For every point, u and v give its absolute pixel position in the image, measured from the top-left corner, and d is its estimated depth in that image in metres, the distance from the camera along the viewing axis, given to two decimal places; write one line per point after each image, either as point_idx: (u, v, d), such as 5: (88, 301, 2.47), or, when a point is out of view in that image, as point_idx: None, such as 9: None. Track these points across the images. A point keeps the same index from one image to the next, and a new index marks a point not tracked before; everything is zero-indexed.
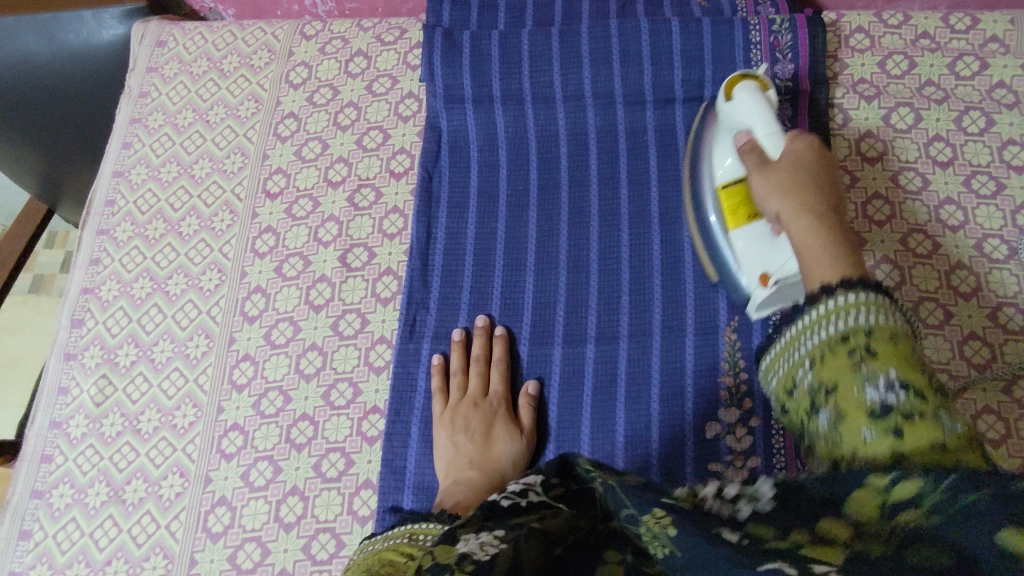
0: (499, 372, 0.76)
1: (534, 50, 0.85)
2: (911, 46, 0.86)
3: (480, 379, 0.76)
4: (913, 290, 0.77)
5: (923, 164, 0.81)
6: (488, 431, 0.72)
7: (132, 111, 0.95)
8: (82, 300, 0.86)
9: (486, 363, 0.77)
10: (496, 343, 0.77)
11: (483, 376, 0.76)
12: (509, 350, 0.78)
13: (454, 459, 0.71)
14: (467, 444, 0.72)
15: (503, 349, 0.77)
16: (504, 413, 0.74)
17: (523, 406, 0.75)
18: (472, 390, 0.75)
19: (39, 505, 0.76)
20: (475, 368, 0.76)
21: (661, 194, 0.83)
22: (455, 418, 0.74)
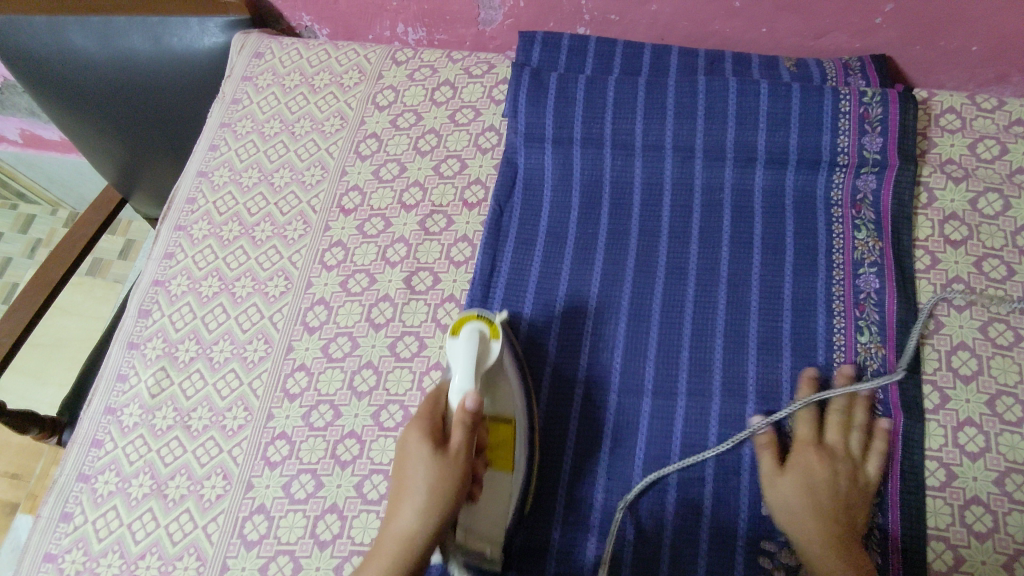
0: (879, 450, 0.70)
1: (619, 98, 0.86)
2: (1004, 131, 0.85)
3: (813, 440, 0.71)
4: (991, 382, 0.73)
5: (1011, 253, 0.79)
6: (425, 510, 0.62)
7: (223, 116, 0.99)
8: (152, 292, 0.88)
9: (852, 401, 0.73)
10: (434, 450, 0.63)
11: (862, 430, 0.71)
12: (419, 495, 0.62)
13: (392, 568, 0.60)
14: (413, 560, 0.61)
15: (465, 440, 0.64)
16: (454, 487, 0.62)
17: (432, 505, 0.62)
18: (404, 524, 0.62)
19: (83, 488, 0.77)
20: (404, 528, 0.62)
21: (732, 253, 0.81)
22: (397, 501, 0.64)
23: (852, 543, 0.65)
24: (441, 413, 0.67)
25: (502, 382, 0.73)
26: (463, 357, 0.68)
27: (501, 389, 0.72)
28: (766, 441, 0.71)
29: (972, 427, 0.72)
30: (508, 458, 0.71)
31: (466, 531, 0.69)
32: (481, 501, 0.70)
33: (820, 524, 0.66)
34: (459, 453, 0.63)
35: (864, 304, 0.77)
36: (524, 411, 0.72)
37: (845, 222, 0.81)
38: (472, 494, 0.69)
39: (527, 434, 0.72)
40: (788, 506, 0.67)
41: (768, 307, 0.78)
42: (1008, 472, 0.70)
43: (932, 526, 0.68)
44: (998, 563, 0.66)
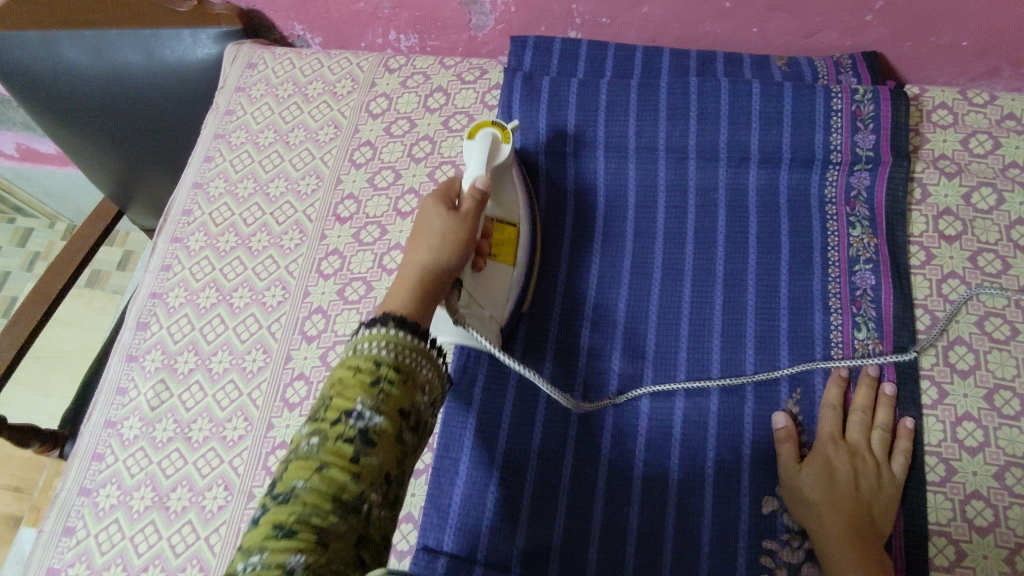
0: (903, 451, 0.71)
1: (612, 101, 0.86)
2: (996, 126, 0.85)
3: (835, 436, 0.72)
4: (989, 376, 0.73)
5: (1005, 247, 0.79)
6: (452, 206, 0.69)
7: (217, 127, 0.99)
8: (150, 304, 0.88)
9: (876, 400, 0.73)
10: (450, 209, 0.67)
11: (885, 430, 0.72)
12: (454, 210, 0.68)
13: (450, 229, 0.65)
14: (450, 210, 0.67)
15: (478, 206, 0.68)
16: (466, 235, 0.66)
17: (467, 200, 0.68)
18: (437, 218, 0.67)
19: (85, 502, 0.77)
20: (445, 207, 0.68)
21: (727, 253, 0.82)
22: (410, 245, 0.66)
23: (872, 537, 0.65)
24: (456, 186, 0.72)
25: (506, 189, 0.80)
26: (477, 151, 0.76)
27: (506, 195, 0.79)
28: (787, 434, 0.72)
29: (971, 422, 0.72)
30: (511, 250, 0.77)
31: (472, 295, 0.71)
32: (487, 278, 0.74)
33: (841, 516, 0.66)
34: (471, 214, 0.68)
35: (860, 300, 0.77)
36: (525, 221, 0.80)
37: (840, 219, 0.81)
38: (477, 279, 0.73)
39: (528, 240, 0.79)
40: (808, 500, 0.67)
41: (764, 306, 0.79)
42: (1008, 466, 0.70)
43: (933, 522, 0.68)
44: (1000, 557, 0.66)
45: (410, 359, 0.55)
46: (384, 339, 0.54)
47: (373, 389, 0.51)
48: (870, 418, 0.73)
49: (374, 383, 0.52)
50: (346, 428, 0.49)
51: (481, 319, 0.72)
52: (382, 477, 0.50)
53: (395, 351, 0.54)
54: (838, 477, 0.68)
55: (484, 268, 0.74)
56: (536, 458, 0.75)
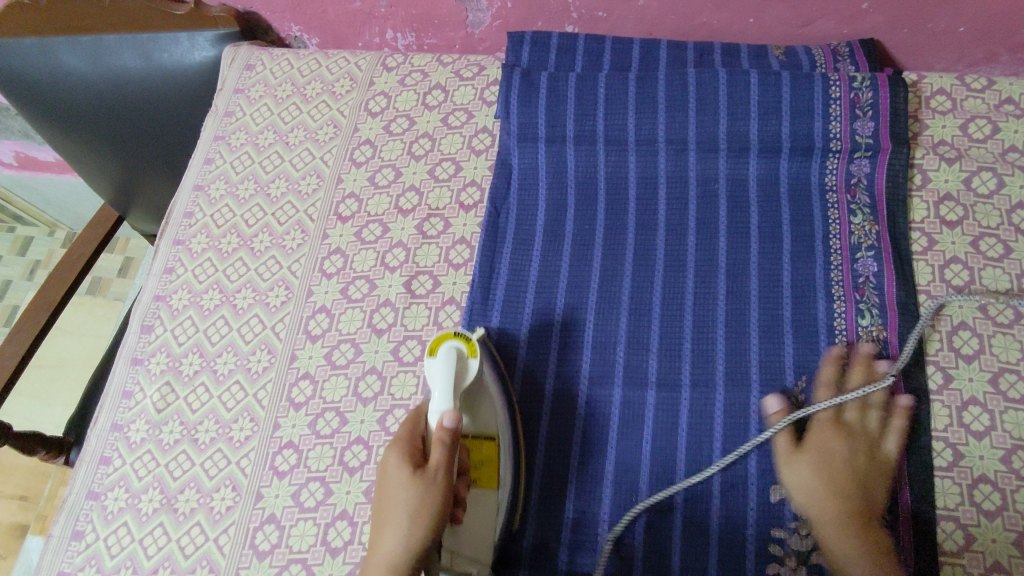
0: (900, 430, 0.70)
1: (610, 95, 0.86)
2: (995, 110, 0.85)
3: (831, 418, 0.72)
4: (993, 360, 0.74)
5: (1007, 231, 0.79)
6: (417, 500, 0.63)
7: (216, 129, 0.99)
8: (153, 307, 0.88)
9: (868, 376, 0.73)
10: (415, 472, 0.64)
11: (880, 408, 0.71)
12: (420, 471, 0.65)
13: (416, 509, 0.63)
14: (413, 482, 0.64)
15: (445, 457, 0.64)
16: (437, 500, 0.63)
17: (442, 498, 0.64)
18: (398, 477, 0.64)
19: (93, 506, 0.77)
20: (405, 475, 0.64)
21: (729, 244, 0.82)
22: (380, 525, 0.64)
23: (871, 519, 0.66)
24: (420, 433, 0.68)
25: (483, 398, 0.73)
26: (441, 377, 0.69)
27: (484, 408, 0.73)
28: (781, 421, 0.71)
29: (976, 406, 0.72)
30: (493, 476, 0.72)
31: (453, 552, 0.70)
32: (469, 524, 0.71)
33: (841, 501, 0.67)
34: (439, 469, 0.64)
35: (863, 287, 0.77)
36: (506, 430, 0.73)
37: (841, 207, 0.81)
38: (456, 539, 0.71)
39: (511, 449, 0.73)
40: (806, 486, 0.68)
41: (767, 295, 0.79)
42: (1014, 450, 0.70)
43: (941, 507, 0.69)
44: (1008, 541, 0.67)
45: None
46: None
47: None
48: (864, 398, 0.72)
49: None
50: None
51: (467, 573, 0.70)
52: None
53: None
54: (835, 461, 0.69)
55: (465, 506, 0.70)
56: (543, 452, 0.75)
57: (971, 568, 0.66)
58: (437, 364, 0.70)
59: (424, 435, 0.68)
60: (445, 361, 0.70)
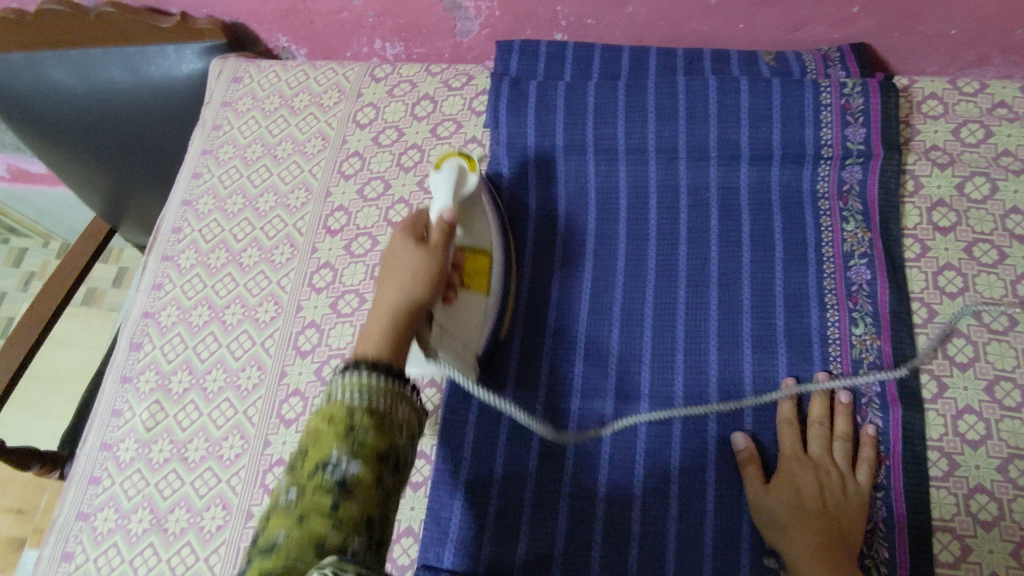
0: (867, 459, 0.70)
1: (599, 103, 0.85)
2: (987, 114, 0.84)
3: (796, 452, 0.71)
4: (988, 367, 0.73)
5: (1001, 237, 0.78)
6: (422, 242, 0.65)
7: (204, 143, 0.99)
8: (142, 324, 0.88)
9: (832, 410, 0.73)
10: (421, 242, 0.65)
11: (846, 439, 0.71)
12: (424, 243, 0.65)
13: (420, 270, 0.63)
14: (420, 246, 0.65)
15: (446, 235, 0.66)
16: (438, 267, 0.64)
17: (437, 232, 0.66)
18: (399, 246, 0.65)
19: (83, 527, 0.77)
20: (411, 246, 0.64)
21: (721, 253, 0.81)
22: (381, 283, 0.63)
23: (842, 549, 0.64)
24: (425, 218, 0.68)
25: (478, 217, 0.79)
26: (443, 185, 0.75)
27: (478, 223, 0.78)
28: (748, 456, 0.71)
29: (972, 415, 0.71)
30: (484, 280, 0.76)
31: (445, 329, 0.71)
32: (459, 308, 0.74)
33: (811, 532, 0.65)
34: (441, 246, 0.65)
35: (856, 296, 0.76)
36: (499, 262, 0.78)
37: (833, 214, 0.81)
38: (445, 318, 0.72)
39: (500, 265, 0.78)
40: (774, 519, 0.67)
41: (759, 305, 0.78)
42: (1010, 459, 0.69)
43: (937, 517, 0.68)
44: (1006, 551, 0.66)
45: (391, 403, 0.53)
46: (359, 386, 0.52)
47: (349, 437, 0.50)
48: (831, 429, 0.72)
49: (351, 431, 0.50)
50: (323, 478, 0.48)
51: (455, 350, 0.72)
52: (365, 522, 0.47)
53: (369, 396, 0.52)
54: (803, 494, 0.68)
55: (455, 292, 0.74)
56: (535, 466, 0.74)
57: None
58: (441, 178, 0.75)
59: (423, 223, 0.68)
60: (448, 180, 0.75)
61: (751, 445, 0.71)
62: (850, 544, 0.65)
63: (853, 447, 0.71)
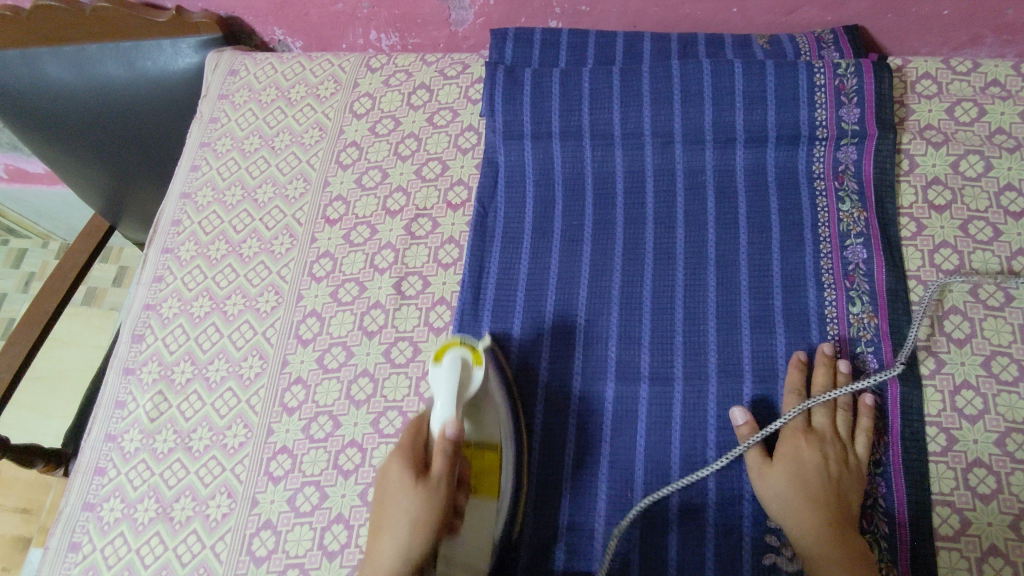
0: (866, 429, 0.71)
1: (595, 89, 0.86)
2: (980, 93, 0.85)
3: (799, 425, 0.71)
4: (984, 343, 0.73)
5: (996, 214, 0.79)
6: (421, 493, 0.62)
7: (202, 135, 0.99)
8: (144, 316, 0.88)
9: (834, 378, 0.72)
10: (417, 480, 0.62)
11: (846, 410, 0.72)
12: (423, 480, 0.63)
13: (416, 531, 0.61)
14: (416, 488, 0.62)
15: (447, 467, 0.63)
16: (437, 507, 0.62)
17: (438, 453, 0.63)
18: (396, 476, 0.63)
19: (89, 517, 0.77)
20: (406, 496, 0.62)
21: (718, 235, 0.82)
22: (378, 534, 0.63)
23: (847, 519, 0.66)
24: (420, 451, 0.65)
25: (490, 406, 0.71)
26: (444, 386, 0.66)
27: (488, 416, 0.71)
28: (750, 429, 0.71)
29: (969, 390, 0.72)
30: (493, 487, 0.69)
31: (448, 562, 0.67)
32: (467, 529, 0.68)
33: (814, 505, 0.66)
34: (441, 482, 0.63)
35: (853, 274, 0.77)
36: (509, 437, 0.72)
37: (829, 194, 0.81)
38: (452, 548, 0.67)
39: (512, 462, 0.71)
40: (783, 494, 0.67)
41: (758, 286, 0.79)
42: (1008, 432, 0.70)
43: (937, 491, 0.69)
44: (1004, 524, 0.67)
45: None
46: None
47: None
48: (832, 400, 0.72)
49: None
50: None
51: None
52: None
53: None
54: (806, 467, 0.68)
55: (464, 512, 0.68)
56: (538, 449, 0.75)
57: (968, 552, 0.66)
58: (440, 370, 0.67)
59: (421, 454, 0.65)
60: (445, 377, 0.67)
61: (751, 419, 0.71)
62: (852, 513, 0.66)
63: (852, 416, 0.72)
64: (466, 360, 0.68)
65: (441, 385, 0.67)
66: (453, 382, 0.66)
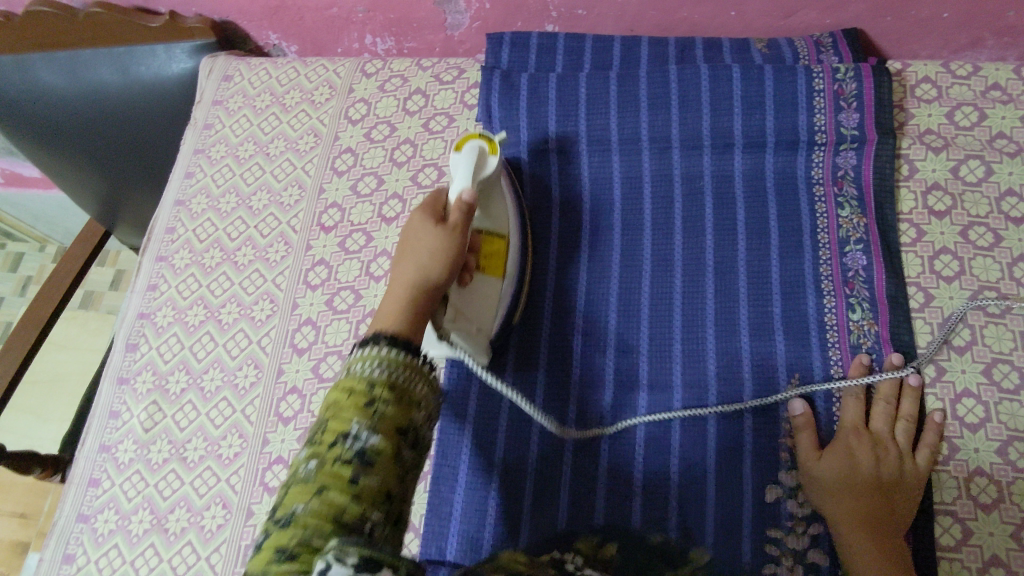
0: (929, 446, 0.69)
1: (592, 94, 0.85)
2: (981, 97, 0.84)
3: (858, 425, 0.71)
4: (986, 351, 0.73)
5: (996, 219, 0.78)
6: (444, 224, 0.64)
7: (196, 142, 0.98)
8: (138, 325, 0.87)
9: (901, 390, 0.72)
10: (439, 220, 0.64)
11: (910, 422, 0.71)
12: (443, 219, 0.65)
13: (438, 249, 0.62)
14: (439, 232, 0.63)
15: (466, 216, 0.66)
16: (455, 249, 0.63)
17: (457, 206, 0.66)
18: (418, 220, 0.65)
19: (84, 529, 0.77)
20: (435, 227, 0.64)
21: (717, 242, 0.81)
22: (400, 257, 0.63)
23: (888, 523, 0.65)
24: (443, 198, 0.68)
25: (495, 199, 0.78)
26: (463, 166, 0.73)
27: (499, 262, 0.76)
28: (805, 421, 0.71)
29: (970, 398, 0.71)
30: (497, 266, 0.75)
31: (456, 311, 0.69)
32: (473, 291, 0.72)
33: (859, 501, 0.66)
34: (459, 227, 0.65)
35: (852, 281, 0.76)
36: (514, 231, 0.78)
37: (828, 200, 0.80)
38: (458, 296, 0.69)
39: (517, 246, 0.78)
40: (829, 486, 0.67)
41: (756, 293, 0.78)
42: (1010, 441, 0.69)
43: (938, 501, 0.68)
44: (1007, 535, 0.66)
45: (407, 378, 0.50)
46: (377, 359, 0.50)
47: (367, 410, 0.47)
48: (896, 409, 0.72)
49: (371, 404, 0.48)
50: (343, 452, 0.45)
51: (470, 334, 0.70)
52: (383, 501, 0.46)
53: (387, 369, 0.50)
54: (859, 464, 0.68)
55: (474, 277, 0.72)
56: (535, 459, 0.74)
57: (969, 563, 0.65)
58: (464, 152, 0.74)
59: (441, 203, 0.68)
60: (469, 154, 0.74)
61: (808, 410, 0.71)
62: (896, 520, 0.65)
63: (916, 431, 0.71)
64: (483, 148, 0.75)
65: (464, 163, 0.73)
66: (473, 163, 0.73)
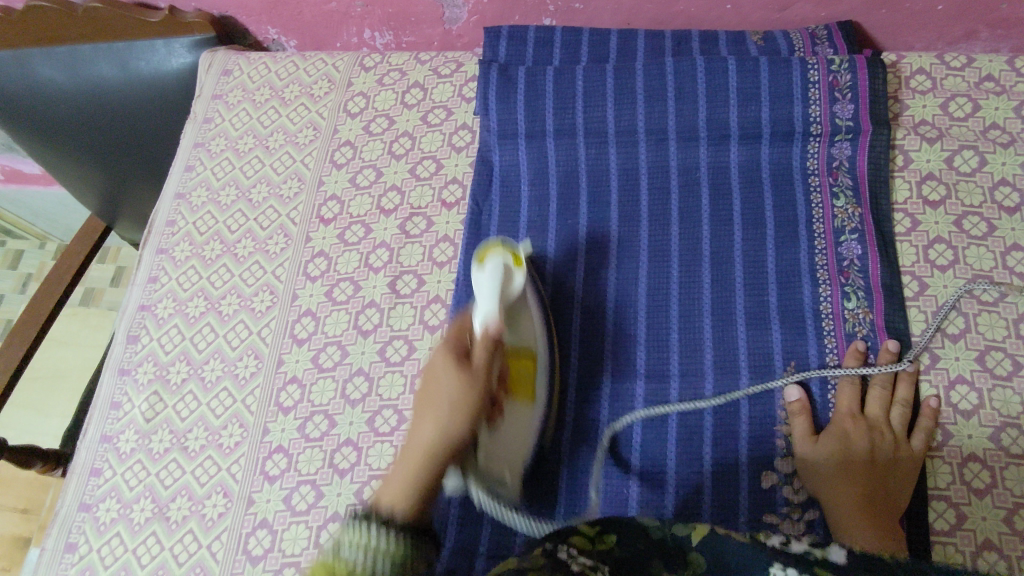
0: (926, 429, 0.70)
1: (589, 87, 0.86)
2: (975, 88, 0.85)
3: (853, 411, 0.72)
4: (979, 338, 0.73)
5: (990, 209, 0.79)
6: (466, 366, 0.60)
7: (196, 136, 0.99)
8: (139, 317, 0.88)
9: (897, 376, 0.73)
10: (461, 364, 0.60)
11: (906, 406, 0.71)
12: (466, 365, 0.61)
13: (461, 401, 0.58)
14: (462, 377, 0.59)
15: (488, 361, 0.62)
16: (478, 399, 0.59)
17: (479, 351, 0.62)
18: (440, 361, 0.61)
19: (86, 518, 0.77)
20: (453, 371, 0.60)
21: (713, 232, 0.82)
22: (423, 407, 0.60)
23: (882, 505, 0.66)
24: (465, 338, 0.64)
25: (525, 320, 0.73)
26: (488, 287, 0.68)
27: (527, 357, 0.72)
28: (800, 406, 0.72)
29: (963, 385, 0.72)
30: (529, 393, 0.70)
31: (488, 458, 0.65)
32: (505, 428, 0.67)
33: (854, 484, 0.67)
34: (483, 372, 0.61)
35: (847, 270, 0.77)
36: (543, 345, 0.73)
37: (823, 190, 0.81)
38: (488, 446, 0.65)
39: (546, 369, 0.72)
40: (822, 471, 0.68)
41: (752, 282, 0.79)
42: (1003, 427, 0.70)
43: (931, 487, 0.69)
44: (1000, 520, 0.67)
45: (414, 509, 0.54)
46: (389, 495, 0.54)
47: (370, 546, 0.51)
48: (891, 394, 0.72)
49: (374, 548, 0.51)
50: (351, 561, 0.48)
51: (497, 480, 0.66)
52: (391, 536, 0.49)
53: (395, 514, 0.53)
54: (853, 447, 0.69)
55: (503, 410, 0.67)
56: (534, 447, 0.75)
57: (963, 547, 0.66)
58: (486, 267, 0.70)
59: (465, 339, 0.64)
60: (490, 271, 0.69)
61: (803, 396, 0.72)
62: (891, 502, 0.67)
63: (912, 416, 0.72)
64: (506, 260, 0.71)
65: (488, 279, 0.69)
66: (496, 283, 0.69)
